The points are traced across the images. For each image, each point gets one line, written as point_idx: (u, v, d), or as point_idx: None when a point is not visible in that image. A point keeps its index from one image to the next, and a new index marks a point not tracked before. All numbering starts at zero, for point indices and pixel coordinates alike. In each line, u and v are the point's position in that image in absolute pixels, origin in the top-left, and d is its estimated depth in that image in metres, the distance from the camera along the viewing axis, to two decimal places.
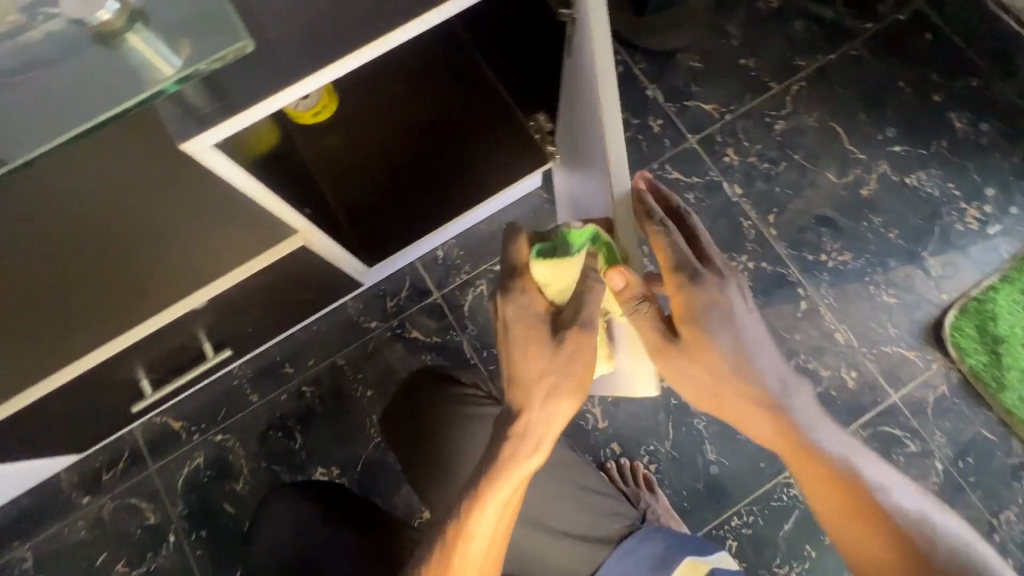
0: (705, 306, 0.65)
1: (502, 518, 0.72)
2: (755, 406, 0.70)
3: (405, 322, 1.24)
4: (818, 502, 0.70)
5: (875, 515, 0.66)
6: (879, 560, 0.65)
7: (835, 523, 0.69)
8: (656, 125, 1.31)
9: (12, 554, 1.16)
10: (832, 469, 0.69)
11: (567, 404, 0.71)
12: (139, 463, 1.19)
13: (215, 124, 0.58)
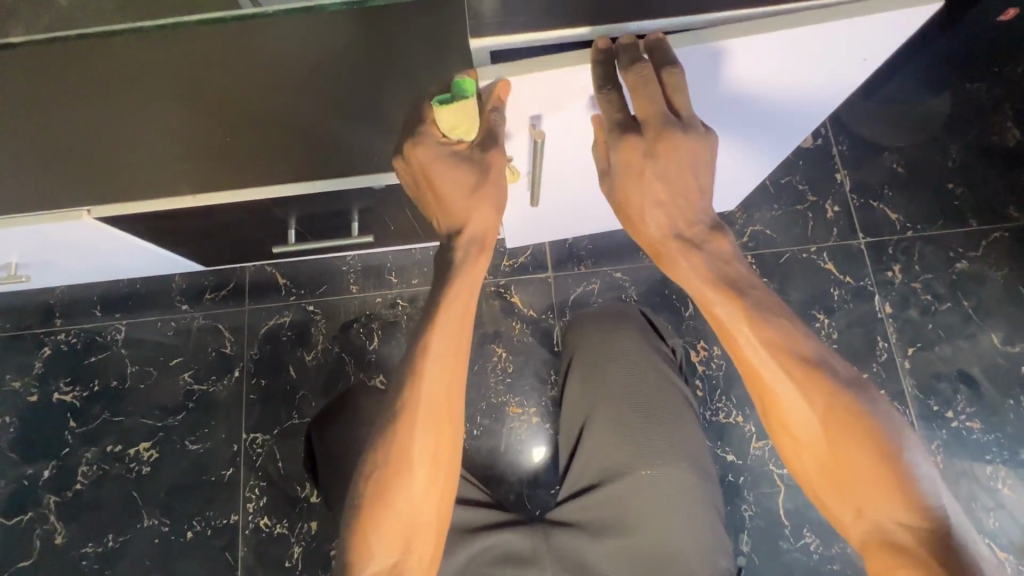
0: (669, 167, 0.65)
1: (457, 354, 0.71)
2: (701, 268, 0.70)
3: (511, 285, 1.25)
4: (767, 397, 0.69)
5: (859, 461, 0.62)
6: (820, 453, 0.65)
7: (780, 417, 0.68)
8: (830, 211, 1.26)
9: (109, 322, 1.27)
10: (787, 359, 0.66)
11: (492, 217, 0.71)
12: (237, 297, 1.27)
13: (511, 37, 0.62)
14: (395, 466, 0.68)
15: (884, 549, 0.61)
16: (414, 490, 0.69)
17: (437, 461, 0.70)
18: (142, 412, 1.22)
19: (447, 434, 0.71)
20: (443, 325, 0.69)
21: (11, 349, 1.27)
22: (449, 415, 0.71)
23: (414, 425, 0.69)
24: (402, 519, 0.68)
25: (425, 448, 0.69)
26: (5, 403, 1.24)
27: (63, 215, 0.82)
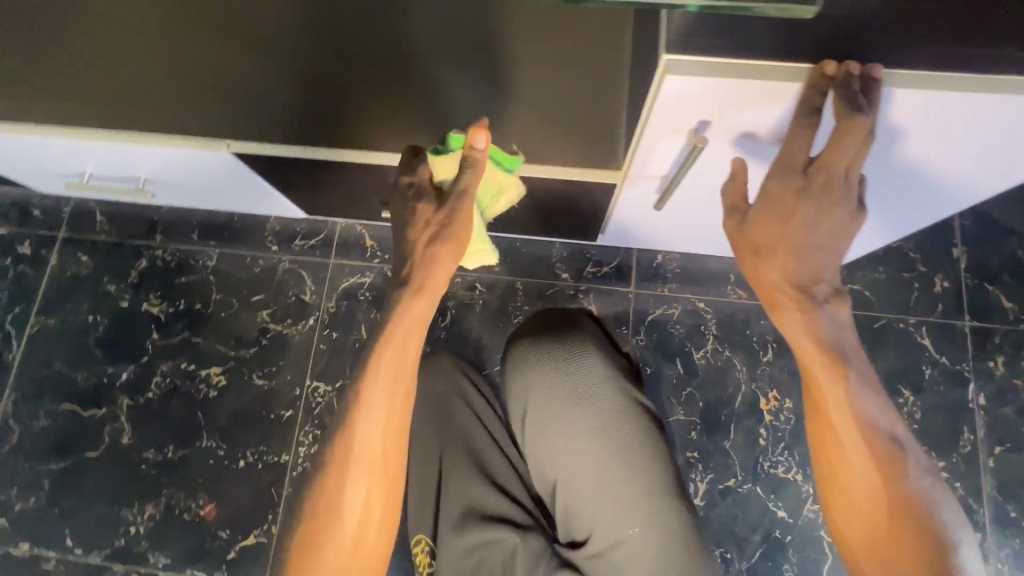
0: (818, 223, 0.65)
1: (395, 419, 0.76)
2: (795, 318, 0.67)
3: (591, 293, 1.24)
4: (834, 461, 0.67)
5: (910, 545, 0.62)
6: (873, 528, 0.64)
7: (836, 480, 0.67)
8: (939, 285, 1.19)
9: (203, 248, 1.33)
10: (862, 426, 0.65)
11: (448, 267, 0.77)
12: (325, 248, 1.31)
13: (708, 72, 0.56)
14: (319, 523, 0.73)
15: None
16: (346, 529, 0.73)
17: (374, 497, 0.74)
18: (219, 339, 1.27)
19: (378, 495, 0.75)
20: (383, 382, 0.75)
21: (113, 254, 1.34)
22: (386, 476, 0.75)
23: (342, 487, 0.73)
24: (343, 547, 0.72)
25: (353, 508, 0.73)
26: (99, 303, 1.32)
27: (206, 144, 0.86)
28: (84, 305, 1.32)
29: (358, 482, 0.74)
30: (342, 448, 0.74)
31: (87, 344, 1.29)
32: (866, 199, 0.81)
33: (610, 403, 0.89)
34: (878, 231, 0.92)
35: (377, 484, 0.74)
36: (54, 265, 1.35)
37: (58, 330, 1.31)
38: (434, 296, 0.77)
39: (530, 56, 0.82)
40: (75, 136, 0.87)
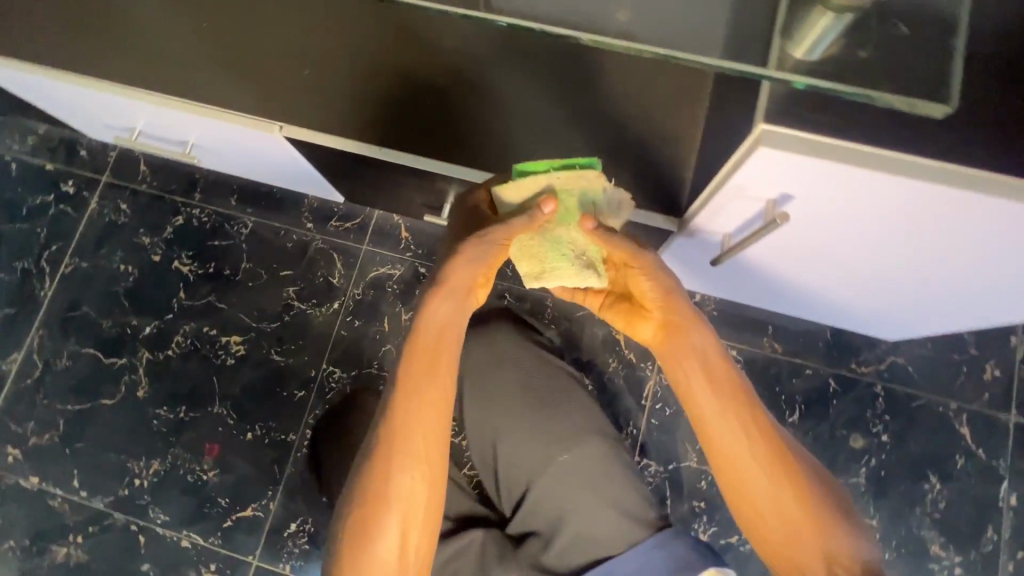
0: (661, 281, 0.73)
1: (439, 391, 0.72)
2: (685, 361, 0.73)
3: (621, 322, 1.20)
4: (744, 484, 0.70)
5: (808, 522, 0.68)
6: (790, 529, 0.68)
7: (747, 497, 0.70)
8: (989, 373, 1.12)
9: (240, 214, 1.32)
10: (763, 443, 0.70)
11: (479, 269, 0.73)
12: (360, 233, 1.29)
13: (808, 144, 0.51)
14: (372, 507, 0.69)
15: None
16: (389, 540, 0.69)
17: (423, 507, 0.70)
18: (244, 309, 1.27)
19: (426, 475, 0.71)
20: (419, 362, 0.72)
21: (151, 207, 1.35)
22: (432, 452, 0.71)
23: (394, 466, 0.70)
24: (386, 564, 0.68)
25: (405, 489, 0.70)
26: (132, 253, 1.33)
27: (258, 124, 0.83)
28: (118, 253, 1.33)
29: (406, 461, 0.70)
30: (388, 428, 0.71)
31: (115, 292, 1.31)
32: (939, 294, 0.75)
33: (534, 374, 0.96)
34: (918, 319, 0.88)
35: (425, 461, 0.71)
36: (94, 208, 1.36)
37: (89, 274, 1.32)
38: (461, 295, 0.74)
39: (604, 84, 0.78)
40: (130, 93, 0.85)
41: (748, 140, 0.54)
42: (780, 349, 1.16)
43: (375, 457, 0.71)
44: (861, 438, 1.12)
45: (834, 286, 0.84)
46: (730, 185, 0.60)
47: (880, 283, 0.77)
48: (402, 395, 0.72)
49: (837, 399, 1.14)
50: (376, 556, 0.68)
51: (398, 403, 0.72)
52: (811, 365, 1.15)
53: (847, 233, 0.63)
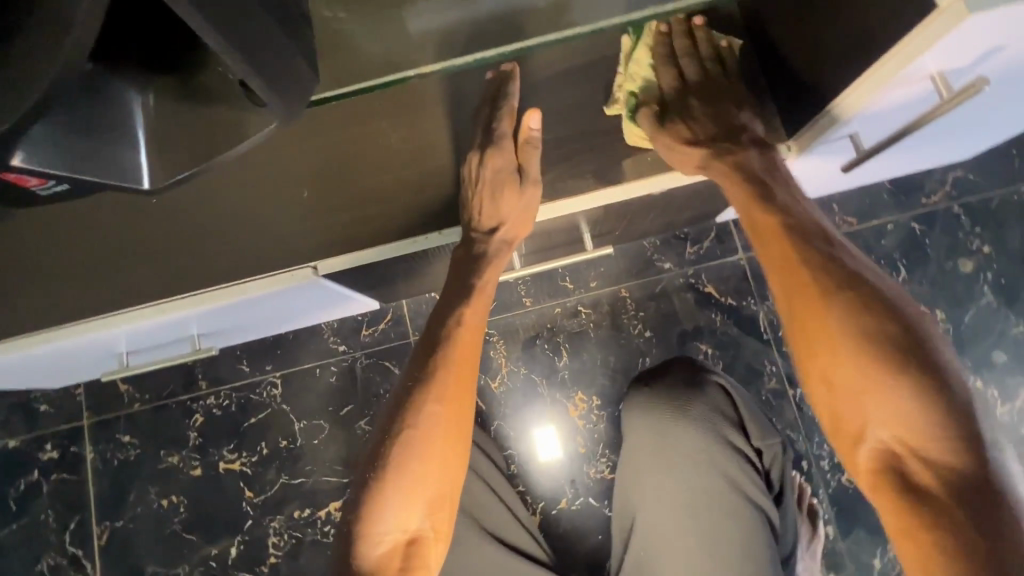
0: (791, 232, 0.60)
1: (476, 321, 0.70)
2: (764, 217, 0.61)
3: (702, 274, 1.13)
4: (820, 360, 0.57)
5: (891, 394, 0.53)
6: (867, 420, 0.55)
7: (822, 376, 0.57)
8: None
9: (262, 377, 1.14)
10: (856, 308, 0.56)
11: (522, 213, 0.70)
12: (399, 328, 1.14)
13: None
14: (409, 432, 0.64)
15: (898, 482, 0.53)
16: (418, 453, 0.64)
17: (451, 424, 0.66)
18: (326, 470, 1.10)
19: (466, 401, 0.68)
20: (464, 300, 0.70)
21: (158, 421, 1.13)
22: (470, 378, 0.69)
23: (431, 387, 0.66)
24: (410, 476, 0.63)
25: (439, 417, 0.65)
26: (167, 481, 1.12)
27: (290, 275, 0.71)
28: (150, 490, 1.11)
29: (444, 379, 0.66)
30: (429, 349, 0.69)
31: (174, 533, 1.10)
32: None
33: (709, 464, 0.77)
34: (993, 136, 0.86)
35: (460, 384, 0.67)
36: (93, 458, 1.13)
37: (133, 529, 1.10)
38: (504, 247, 0.72)
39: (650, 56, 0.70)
40: (133, 309, 0.72)
41: (935, 14, 0.45)
42: (855, 220, 1.13)
43: (415, 373, 0.68)
44: (968, 261, 1.11)
45: (945, 147, 0.77)
46: (903, 74, 0.50)
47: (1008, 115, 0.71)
48: (444, 318, 0.70)
49: (929, 238, 1.12)
50: (411, 484, 0.63)
51: (442, 324, 0.70)
52: (890, 220, 1.13)
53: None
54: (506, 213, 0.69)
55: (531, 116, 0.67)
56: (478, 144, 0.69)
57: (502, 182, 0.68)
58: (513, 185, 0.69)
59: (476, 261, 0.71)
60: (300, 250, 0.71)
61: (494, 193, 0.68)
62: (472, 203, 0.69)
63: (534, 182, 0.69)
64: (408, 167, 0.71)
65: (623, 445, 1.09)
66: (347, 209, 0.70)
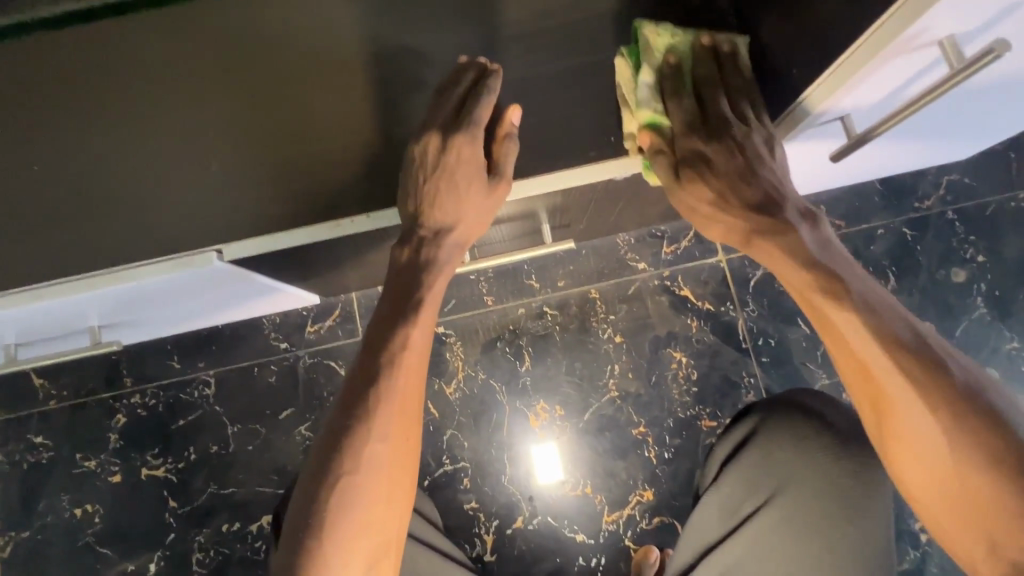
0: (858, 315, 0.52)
1: (422, 340, 0.61)
2: (793, 247, 0.55)
3: (678, 276, 1.04)
4: (904, 448, 0.51)
5: (981, 477, 0.48)
6: (945, 481, 0.50)
7: (904, 456, 0.52)
8: None
9: (192, 375, 1.03)
10: (921, 395, 0.49)
11: (481, 208, 0.60)
12: (347, 326, 1.04)
13: None
14: (350, 474, 0.56)
15: (960, 494, 0.49)
16: (362, 497, 0.55)
17: (398, 457, 0.58)
18: (258, 480, 1.00)
19: (412, 438, 0.60)
20: (401, 308, 0.61)
21: (74, 422, 1.02)
22: (416, 414, 0.60)
23: (374, 425, 0.57)
24: (359, 529, 0.55)
25: (386, 451, 0.57)
26: (82, 488, 1.00)
27: (191, 259, 0.60)
28: (62, 498, 1.00)
29: (387, 417, 0.57)
30: (366, 377, 0.59)
31: (86, 545, 0.99)
32: None
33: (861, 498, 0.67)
34: (990, 135, 0.79)
35: (407, 422, 0.59)
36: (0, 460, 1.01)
37: (40, 541, 0.99)
38: (457, 246, 0.63)
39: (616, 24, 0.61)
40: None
41: None
42: (843, 222, 1.05)
43: (354, 407, 0.58)
44: (961, 271, 1.04)
45: (948, 133, 0.69)
46: (903, 36, 0.42)
47: (1018, 103, 0.63)
48: (381, 344, 0.60)
49: (920, 245, 1.04)
50: (355, 535, 0.55)
51: (382, 349, 0.60)
52: (881, 224, 1.05)
53: None
54: (462, 212, 0.60)
55: (513, 111, 0.58)
56: (439, 126, 0.58)
57: (465, 177, 0.58)
58: (477, 182, 0.59)
59: (422, 268, 0.61)
60: (204, 227, 0.61)
61: (452, 187, 0.59)
62: (422, 196, 0.58)
63: (507, 185, 0.59)
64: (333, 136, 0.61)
65: (587, 461, 1.00)
66: (260, 181, 0.61)
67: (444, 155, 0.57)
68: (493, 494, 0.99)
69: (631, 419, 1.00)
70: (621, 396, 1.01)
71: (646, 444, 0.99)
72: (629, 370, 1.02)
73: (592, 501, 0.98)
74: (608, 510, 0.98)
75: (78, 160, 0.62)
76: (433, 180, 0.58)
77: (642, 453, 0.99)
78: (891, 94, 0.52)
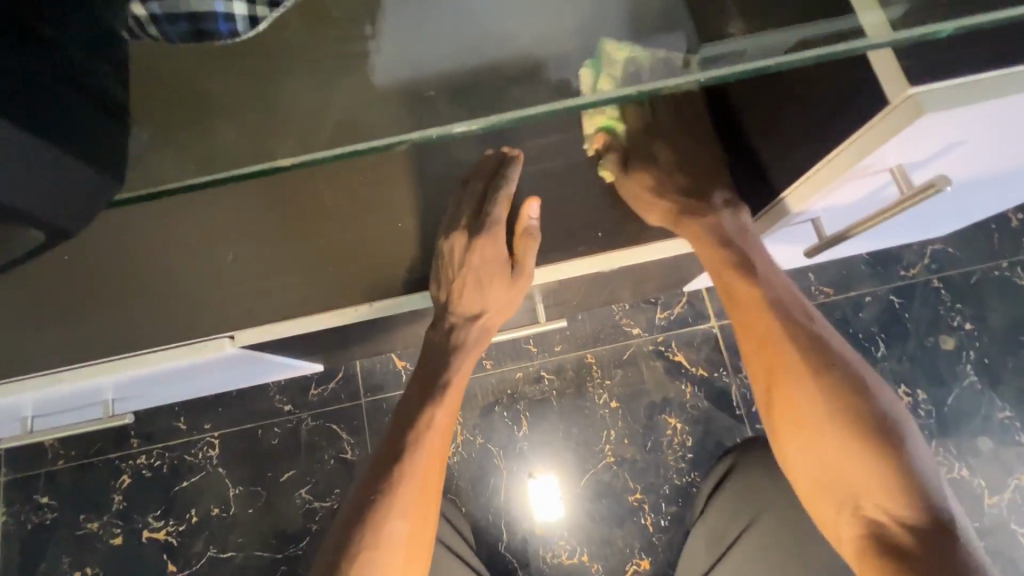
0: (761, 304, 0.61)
1: (446, 422, 0.66)
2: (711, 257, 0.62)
3: (672, 342, 1.07)
4: (800, 439, 0.58)
5: (855, 459, 0.54)
6: (842, 487, 0.55)
7: (789, 426, 0.59)
8: (1015, 219, 1.10)
9: (197, 437, 1.06)
10: (833, 394, 0.56)
11: (510, 299, 0.67)
12: (349, 389, 1.07)
13: (955, 79, 0.39)
14: (370, 554, 0.57)
15: (838, 484, 0.55)
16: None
17: (414, 536, 0.60)
18: (258, 543, 1.01)
19: (428, 518, 0.62)
20: (427, 391, 0.67)
21: (81, 482, 1.04)
22: (434, 492, 0.63)
23: (396, 501, 0.59)
24: None
25: (405, 529, 0.59)
26: (84, 551, 1.02)
27: (205, 345, 0.64)
28: (63, 561, 1.01)
29: (407, 495, 0.60)
30: (392, 453, 0.63)
31: None
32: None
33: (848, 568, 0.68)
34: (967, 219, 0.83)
35: (426, 500, 0.62)
36: (5, 521, 1.03)
37: None
38: (484, 330, 0.70)
39: None
40: (21, 378, 0.65)
41: (884, 112, 0.41)
42: (831, 289, 1.09)
43: (376, 484, 0.61)
44: (949, 338, 1.06)
45: (924, 228, 0.73)
46: (853, 170, 0.46)
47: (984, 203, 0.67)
48: (410, 424, 0.65)
49: (908, 312, 1.07)
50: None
51: (410, 430, 0.64)
52: (868, 292, 1.08)
53: (992, 166, 0.50)
54: (489, 302, 0.67)
55: (530, 205, 0.61)
56: (464, 225, 0.65)
57: (490, 272, 0.64)
58: (501, 277, 0.65)
59: (452, 352, 0.68)
60: (219, 314, 0.65)
61: (478, 282, 0.65)
62: (452, 288, 0.65)
63: (526, 278, 0.64)
64: (339, 231, 0.65)
65: (584, 526, 1.00)
66: (274, 271, 0.65)
67: (466, 248, 0.63)
68: (490, 560, 1.00)
69: (627, 485, 1.01)
70: (617, 462, 1.02)
71: (642, 511, 1.00)
72: (625, 436, 1.03)
73: (589, 568, 0.98)
74: None
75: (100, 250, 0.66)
76: (462, 271, 0.64)
77: (639, 520, 1.00)
78: (862, 206, 0.56)
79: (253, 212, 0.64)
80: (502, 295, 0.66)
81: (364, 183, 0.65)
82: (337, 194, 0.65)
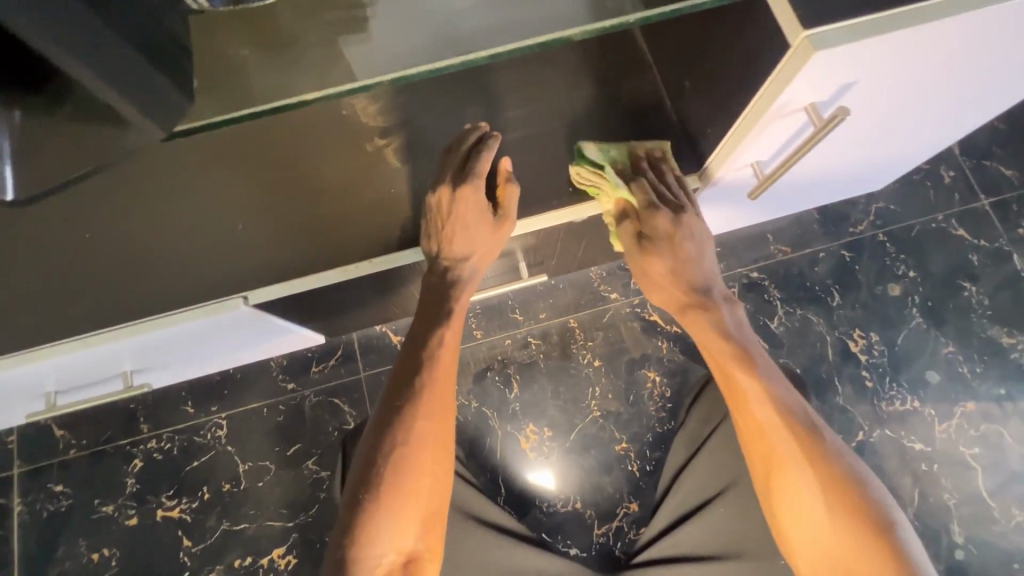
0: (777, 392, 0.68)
1: (453, 338, 0.74)
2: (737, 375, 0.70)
3: (647, 304, 1.16)
4: (781, 502, 0.65)
5: (842, 532, 0.61)
6: (829, 553, 0.62)
7: (776, 492, 0.66)
8: (947, 176, 1.22)
9: (205, 418, 1.11)
10: (813, 472, 0.64)
11: (497, 242, 0.72)
12: (349, 364, 1.14)
13: (842, 23, 0.48)
14: (399, 450, 0.65)
15: (830, 554, 0.62)
16: (410, 468, 0.65)
17: (437, 435, 0.68)
18: (270, 514, 1.06)
19: (450, 421, 0.70)
20: (432, 313, 0.74)
21: (94, 469, 1.09)
22: (451, 398, 0.71)
23: (417, 406, 0.68)
24: (408, 491, 0.64)
25: (428, 428, 0.67)
26: (100, 534, 1.06)
27: (219, 307, 0.70)
28: (80, 544, 1.05)
29: (427, 400, 0.68)
30: (406, 371, 0.71)
31: None
32: (940, 132, 0.77)
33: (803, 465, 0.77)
34: (893, 172, 0.94)
35: (445, 401, 0.70)
36: (21, 511, 1.07)
37: None
38: (475, 273, 0.75)
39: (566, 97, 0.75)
40: (50, 345, 0.69)
41: (789, 51, 0.50)
42: (788, 248, 1.19)
43: (399, 394, 0.69)
44: (896, 286, 1.17)
45: (853, 169, 0.83)
46: (774, 106, 0.55)
47: (900, 145, 0.77)
48: (421, 343, 0.72)
49: (858, 264, 1.18)
50: (404, 495, 0.63)
51: (422, 346, 0.72)
52: (822, 248, 1.19)
53: (887, 102, 0.60)
54: (477, 245, 0.72)
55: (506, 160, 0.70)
56: (448, 179, 0.69)
57: (477, 214, 0.69)
58: (487, 221, 0.70)
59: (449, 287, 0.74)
60: (227, 278, 0.71)
61: (466, 225, 0.69)
62: (445, 233, 0.70)
63: (512, 222, 0.71)
64: (336, 198, 0.73)
65: (576, 476, 1.08)
66: (282, 238, 0.72)
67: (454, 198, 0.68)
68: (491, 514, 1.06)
69: (614, 436, 1.09)
70: (603, 415, 1.10)
71: (629, 459, 1.08)
72: (609, 392, 1.12)
73: (583, 514, 1.06)
74: (598, 524, 1.05)
75: (119, 229, 0.71)
76: (450, 219, 0.69)
77: (626, 468, 1.08)
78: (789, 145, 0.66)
79: (254, 185, 0.72)
80: (503, 237, 0.72)
81: (354, 153, 0.74)
82: (332, 166, 0.73)
